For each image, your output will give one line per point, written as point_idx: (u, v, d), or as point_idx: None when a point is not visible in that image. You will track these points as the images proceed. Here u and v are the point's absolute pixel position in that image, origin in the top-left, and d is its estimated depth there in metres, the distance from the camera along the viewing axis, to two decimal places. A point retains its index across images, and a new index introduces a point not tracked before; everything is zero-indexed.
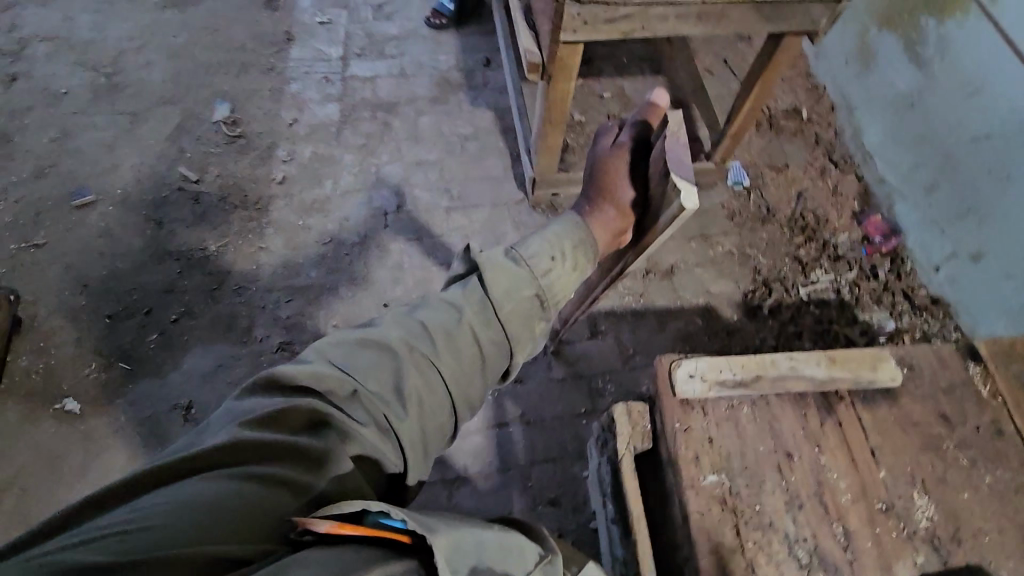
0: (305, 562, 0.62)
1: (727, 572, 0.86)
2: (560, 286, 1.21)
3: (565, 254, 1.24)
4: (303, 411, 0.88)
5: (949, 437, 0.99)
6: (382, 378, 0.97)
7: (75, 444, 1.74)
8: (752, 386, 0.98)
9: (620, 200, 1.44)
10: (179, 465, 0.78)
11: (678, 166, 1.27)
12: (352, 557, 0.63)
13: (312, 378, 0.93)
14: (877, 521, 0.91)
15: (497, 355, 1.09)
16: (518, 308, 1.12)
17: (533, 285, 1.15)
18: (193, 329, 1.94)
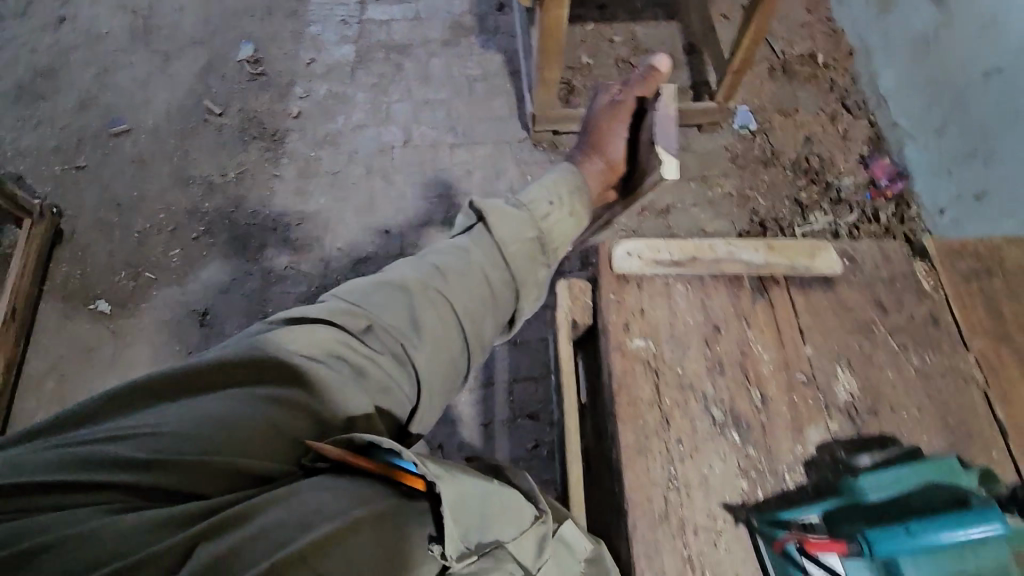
0: (317, 492, 0.64)
1: (640, 421, 0.92)
2: (560, 235, 1.08)
3: (562, 200, 1.12)
4: (326, 337, 0.81)
5: (881, 322, 1.02)
6: (409, 311, 0.88)
7: (105, 339, 1.94)
8: (687, 265, 1.06)
9: (609, 156, 1.33)
10: (204, 376, 0.77)
11: (661, 139, 1.23)
12: (358, 491, 0.66)
13: (338, 309, 0.85)
14: (795, 389, 0.95)
15: (505, 295, 0.97)
16: (521, 251, 1.00)
17: (535, 229, 1.03)
18: (212, 246, 2.11)
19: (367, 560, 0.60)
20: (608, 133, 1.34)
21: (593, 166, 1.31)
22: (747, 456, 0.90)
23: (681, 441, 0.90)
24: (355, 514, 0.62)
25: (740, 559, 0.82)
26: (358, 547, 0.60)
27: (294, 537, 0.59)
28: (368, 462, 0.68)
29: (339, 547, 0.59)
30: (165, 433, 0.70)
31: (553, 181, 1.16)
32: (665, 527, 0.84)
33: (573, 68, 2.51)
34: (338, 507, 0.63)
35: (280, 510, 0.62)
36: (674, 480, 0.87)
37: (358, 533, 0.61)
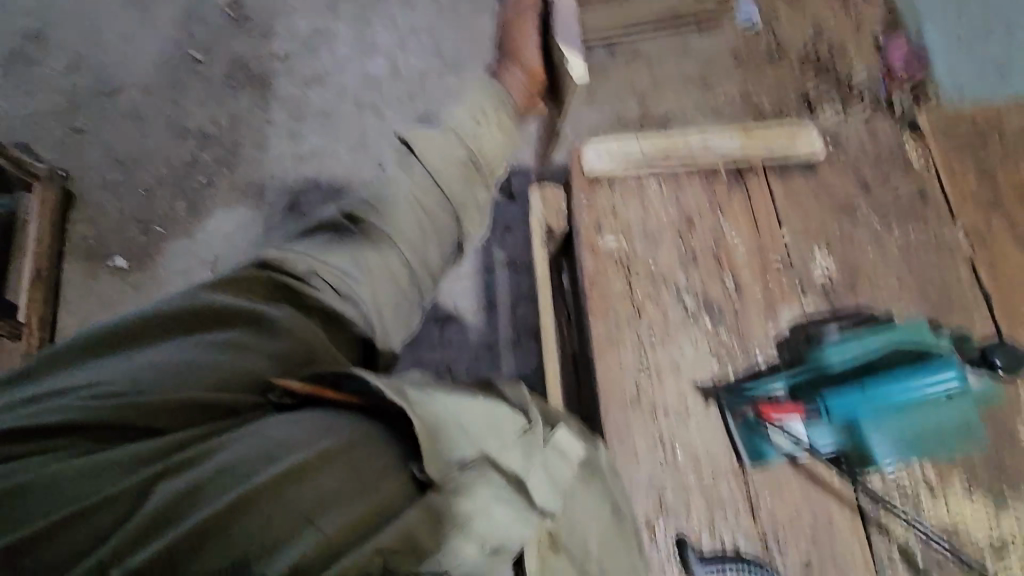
0: (280, 425, 0.61)
1: (612, 316, 0.93)
2: (494, 155, 1.01)
3: (488, 115, 1.02)
4: (273, 282, 0.79)
5: (864, 201, 0.98)
6: (349, 247, 0.85)
7: (127, 293, 2.05)
8: (660, 160, 1.02)
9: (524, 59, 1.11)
10: (157, 327, 0.72)
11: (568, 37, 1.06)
12: (328, 420, 0.62)
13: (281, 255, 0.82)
14: (770, 274, 0.95)
15: (445, 220, 0.94)
16: (451, 170, 0.96)
17: (463, 146, 0.98)
18: (214, 196, 2.15)
19: (345, 484, 0.56)
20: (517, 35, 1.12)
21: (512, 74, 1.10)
22: (718, 340, 0.91)
23: (653, 331, 0.92)
24: (328, 441, 0.59)
25: (708, 435, 0.86)
26: (332, 472, 0.56)
27: (263, 465, 0.55)
28: (335, 390, 0.66)
29: (315, 473, 0.55)
30: (116, 379, 0.65)
31: (475, 94, 1.05)
32: (636, 411, 0.87)
33: None
34: (309, 434, 0.60)
35: (247, 444, 0.58)
36: (646, 367, 0.90)
37: (324, 467, 0.56)
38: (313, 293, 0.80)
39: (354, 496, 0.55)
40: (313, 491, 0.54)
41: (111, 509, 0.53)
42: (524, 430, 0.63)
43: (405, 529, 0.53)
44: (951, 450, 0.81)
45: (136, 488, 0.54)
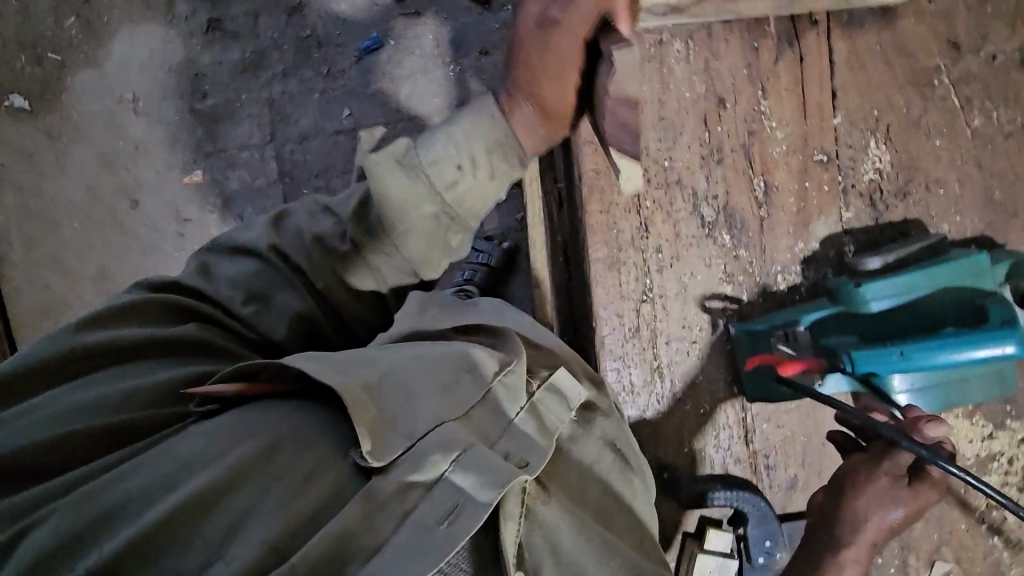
0: (195, 440, 0.52)
1: (615, 230, 0.78)
2: (480, 201, 0.64)
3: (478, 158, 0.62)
4: (183, 304, 0.69)
5: (948, 68, 0.77)
6: (285, 289, 0.73)
7: (42, 141, 1.71)
8: (691, 11, 0.74)
9: (539, 87, 0.61)
10: (36, 361, 0.60)
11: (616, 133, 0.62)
12: (259, 413, 0.54)
13: (200, 271, 0.74)
14: (810, 173, 0.77)
15: (401, 279, 0.69)
16: (412, 230, 0.63)
17: (432, 198, 0.62)
18: (112, 9, 1.67)
19: (274, 491, 0.49)
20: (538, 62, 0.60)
21: (519, 111, 0.62)
22: (736, 258, 0.78)
23: (661, 249, 0.78)
24: (247, 445, 0.51)
25: (709, 363, 0.79)
26: (262, 478, 0.49)
27: (171, 489, 0.48)
28: (268, 382, 0.56)
29: (240, 489, 0.48)
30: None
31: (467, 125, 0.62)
32: (635, 341, 0.79)
33: None
34: (234, 437, 0.52)
35: (155, 462, 0.51)
36: (649, 293, 0.79)
37: (249, 476, 0.49)
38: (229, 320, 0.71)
39: (289, 500, 0.48)
40: (230, 511, 0.47)
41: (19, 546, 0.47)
42: (492, 367, 0.60)
43: (345, 525, 0.47)
44: (992, 393, 0.73)
45: (42, 528, 0.47)
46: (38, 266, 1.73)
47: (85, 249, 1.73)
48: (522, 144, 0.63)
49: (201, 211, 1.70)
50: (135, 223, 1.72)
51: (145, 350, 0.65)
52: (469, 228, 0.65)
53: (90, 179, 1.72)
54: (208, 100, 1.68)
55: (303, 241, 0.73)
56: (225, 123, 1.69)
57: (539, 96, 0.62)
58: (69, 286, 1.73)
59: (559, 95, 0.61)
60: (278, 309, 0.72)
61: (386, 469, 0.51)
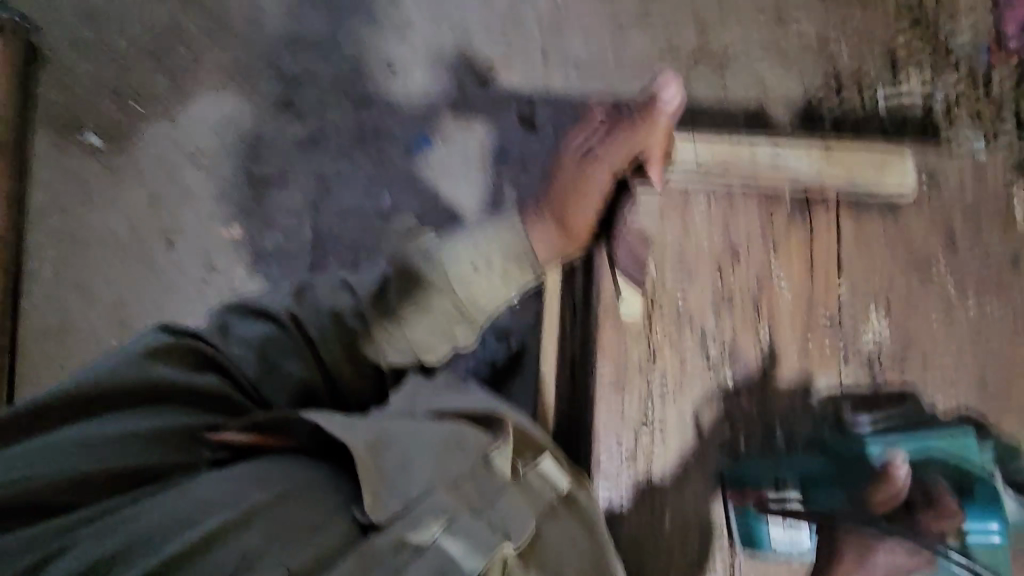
0: (213, 484, 0.61)
1: (625, 352, 0.86)
2: (489, 301, 0.81)
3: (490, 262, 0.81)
4: (199, 353, 0.74)
5: (945, 259, 0.85)
6: (290, 358, 0.77)
7: (102, 177, 1.84)
8: (716, 175, 0.87)
9: (570, 211, 0.83)
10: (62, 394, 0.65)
11: (627, 263, 0.84)
12: (273, 468, 0.64)
13: (214, 326, 0.77)
14: (813, 332, 0.84)
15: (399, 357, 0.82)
16: (432, 311, 0.80)
17: (454, 289, 0.80)
18: (199, 75, 1.85)
19: (278, 535, 0.58)
20: (573, 185, 0.83)
21: (546, 223, 0.83)
22: (737, 399, 0.84)
23: (666, 379, 0.85)
24: (257, 493, 0.60)
25: (697, 497, 0.84)
26: (266, 521, 0.58)
27: (192, 528, 0.56)
28: (275, 441, 0.68)
29: (246, 529, 0.57)
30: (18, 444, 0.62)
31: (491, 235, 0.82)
32: (631, 465, 0.84)
33: None
34: (250, 487, 0.61)
35: (177, 504, 0.58)
36: (650, 420, 0.85)
37: (254, 518, 0.58)
38: (242, 376, 0.75)
39: (298, 547, 0.57)
40: (237, 548, 0.55)
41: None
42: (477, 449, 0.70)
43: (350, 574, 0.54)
44: None
45: (68, 558, 0.53)
46: (62, 288, 1.80)
47: (111, 280, 1.80)
48: (541, 249, 0.82)
49: (231, 263, 1.79)
50: (165, 264, 1.80)
51: (172, 396, 0.70)
52: (471, 323, 0.82)
53: (135, 217, 1.82)
54: (264, 166, 1.82)
55: (319, 313, 0.79)
56: (273, 188, 1.81)
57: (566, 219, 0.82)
58: (86, 312, 1.78)
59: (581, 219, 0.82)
60: (284, 376, 0.76)
61: (382, 526, 0.59)
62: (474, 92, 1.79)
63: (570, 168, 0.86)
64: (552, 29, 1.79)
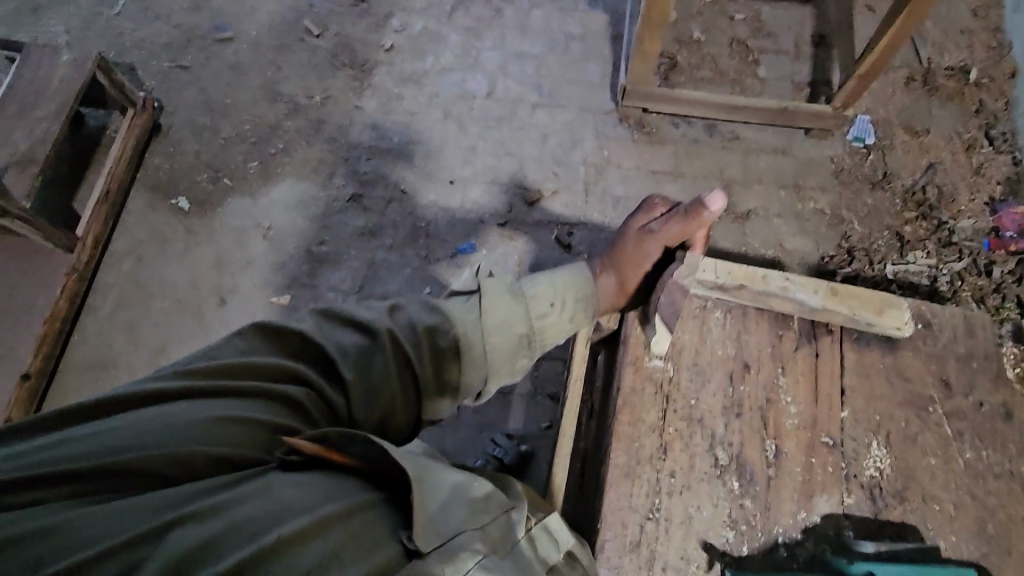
0: (288, 490, 0.68)
1: (638, 442, 0.92)
2: (554, 335, 0.95)
3: (567, 303, 0.94)
4: (288, 364, 0.80)
5: (940, 401, 0.93)
6: (380, 368, 0.84)
7: (180, 234, 2.05)
8: (733, 293, 0.99)
9: (627, 275, 0.97)
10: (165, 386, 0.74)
11: (665, 310, 0.95)
12: (342, 488, 0.72)
13: (315, 329, 0.84)
14: (816, 451, 0.91)
15: (473, 385, 0.90)
16: (505, 344, 0.91)
17: (527, 323, 0.92)
18: (286, 165, 2.14)
19: (346, 548, 0.65)
20: (635, 253, 0.97)
21: (605, 280, 0.97)
22: (741, 507, 0.89)
23: (674, 475, 0.90)
24: (332, 508, 0.68)
25: None
26: (337, 534, 0.66)
27: (271, 526, 0.64)
28: (343, 456, 0.75)
29: (322, 538, 0.64)
30: (121, 423, 0.70)
31: (565, 279, 0.95)
32: (633, 556, 0.86)
33: (681, 40, 2.21)
34: (320, 499, 0.69)
35: (257, 501, 0.66)
36: (656, 511, 0.89)
37: (328, 529, 0.65)
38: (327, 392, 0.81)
39: (359, 560, 0.64)
40: (314, 555, 0.63)
41: (128, 552, 0.60)
42: (501, 503, 0.80)
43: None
44: None
45: (173, 533, 0.61)
46: (114, 327, 1.93)
47: (160, 326, 1.93)
48: (601, 303, 0.98)
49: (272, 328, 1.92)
50: (213, 319, 1.93)
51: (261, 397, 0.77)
52: (532, 355, 0.94)
53: (198, 273, 2.00)
54: (324, 247, 2.02)
55: (412, 331, 0.87)
56: (328, 267, 1.99)
57: (623, 280, 0.97)
58: (128, 352, 1.90)
59: (635, 281, 0.97)
60: (376, 382, 0.83)
61: (426, 553, 0.68)
62: (522, 212, 2.02)
63: (629, 239, 0.99)
64: (597, 172, 2.05)
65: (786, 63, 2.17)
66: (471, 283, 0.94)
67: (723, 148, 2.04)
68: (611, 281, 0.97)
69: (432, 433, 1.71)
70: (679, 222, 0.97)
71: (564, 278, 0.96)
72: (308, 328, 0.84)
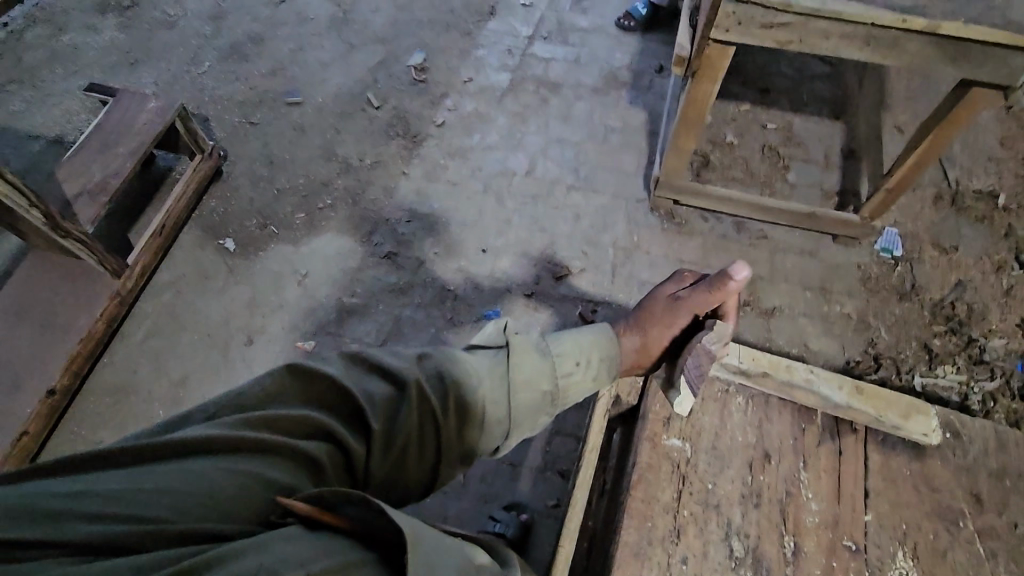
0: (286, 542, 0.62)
1: (651, 521, 0.89)
2: (575, 395, 0.96)
3: (592, 362, 0.96)
4: (308, 413, 0.78)
5: (972, 518, 0.89)
6: (405, 417, 0.82)
7: (222, 272, 2.14)
8: (756, 379, 1.00)
9: (652, 339, 1.00)
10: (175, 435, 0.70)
11: (691, 371, 0.96)
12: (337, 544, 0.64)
13: (344, 375, 0.84)
14: (838, 554, 0.87)
15: (494, 438, 0.91)
16: (529, 400, 0.92)
17: (552, 380, 0.93)
18: (331, 219, 2.26)
19: None
20: (660, 318, 1.01)
21: (629, 340, 1.00)
22: None
23: (686, 562, 0.87)
24: (329, 561, 0.61)
25: None
26: None
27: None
28: (335, 518, 0.67)
29: None
30: (112, 480, 0.65)
31: (589, 340, 0.98)
32: None
33: (714, 142, 2.34)
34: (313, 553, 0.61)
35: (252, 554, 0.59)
36: None
37: None
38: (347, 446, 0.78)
39: None
40: None
41: None
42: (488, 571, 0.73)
43: None
44: None
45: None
46: (143, 354, 1.98)
47: (186, 359, 1.97)
48: (623, 361, 0.99)
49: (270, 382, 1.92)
50: (238, 357, 1.98)
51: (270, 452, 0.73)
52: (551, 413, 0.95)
53: (231, 311, 2.06)
54: (354, 298, 2.08)
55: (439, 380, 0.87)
56: (355, 318, 2.04)
57: (647, 344, 1.00)
58: (151, 380, 1.93)
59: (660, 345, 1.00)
60: (400, 431, 0.82)
61: None
62: (548, 286, 2.07)
63: (658, 303, 1.03)
64: (626, 256, 2.11)
65: (815, 171, 2.27)
66: (498, 337, 0.95)
67: (750, 244, 2.10)
68: (634, 343, 1.00)
69: (436, 497, 1.68)
70: (705, 293, 1.02)
71: (590, 337, 0.99)
72: (338, 373, 0.83)
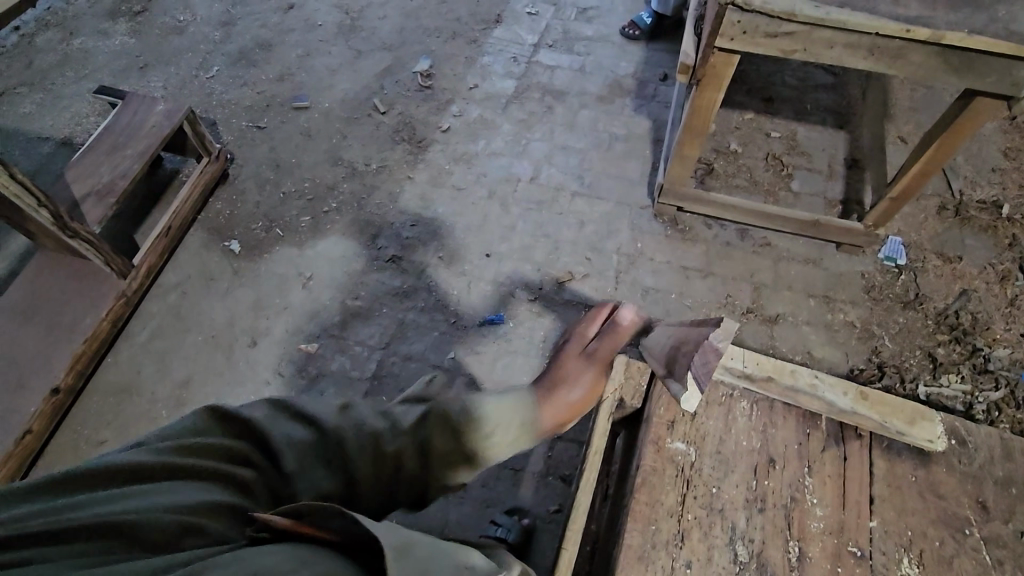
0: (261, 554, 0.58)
1: (655, 525, 0.89)
2: (495, 453, 0.95)
3: (511, 423, 0.96)
4: (232, 441, 0.76)
5: (978, 525, 0.89)
6: (322, 468, 0.83)
7: (227, 274, 2.15)
8: (760, 384, 1.00)
9: (567, 397, 0.99)
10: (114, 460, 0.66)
11: (697, 369, 0.92)
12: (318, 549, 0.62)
13: (264, 417, 0.82)
14: (843, 560, 0.87)
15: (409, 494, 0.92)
16: (445, 458, 0.92)
17: (471, 437, 0.93)
18: (336, 222, 2.27)
19: None
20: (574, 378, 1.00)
21: (547, 401, 0.98)
22: None
23: (689, 566, 0.86)
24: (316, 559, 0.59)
25: None
26: None
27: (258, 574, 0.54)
28: (319, 529, 0.65)
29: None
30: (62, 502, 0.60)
31: (507, 401, 0.98)
32: None
33: (718, 150, 2.35)
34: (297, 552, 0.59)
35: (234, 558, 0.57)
36: None
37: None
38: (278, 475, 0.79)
39: None
40: None
41: None
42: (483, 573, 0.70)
43: None
44: None
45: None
46: (147, 355, 1.99)
47: (190, 360, 1.98)
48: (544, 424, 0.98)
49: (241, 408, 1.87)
50: (241, 358, 1.98)
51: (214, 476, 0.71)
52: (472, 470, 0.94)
53: (235, 313, 2.07)
54: (358, 301, 2.09)
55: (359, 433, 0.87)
56: (359, 321, 2.05)
57: (565, 402, 0.99)
58: (154, 381, 1.94)
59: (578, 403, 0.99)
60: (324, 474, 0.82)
61: None
62: (551, 291, 2.07)
63: (570, 364, 1.02)
64: (629, 262, 2.12)
65: (819, 180, 2.27)
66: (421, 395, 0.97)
67: (753, 252, 2.10)
68: (552, 406, 0.98)
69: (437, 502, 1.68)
70: (612, 349, 1.03)
71: (507, 399, 0.98)
72: (261, 416, 0.82)
